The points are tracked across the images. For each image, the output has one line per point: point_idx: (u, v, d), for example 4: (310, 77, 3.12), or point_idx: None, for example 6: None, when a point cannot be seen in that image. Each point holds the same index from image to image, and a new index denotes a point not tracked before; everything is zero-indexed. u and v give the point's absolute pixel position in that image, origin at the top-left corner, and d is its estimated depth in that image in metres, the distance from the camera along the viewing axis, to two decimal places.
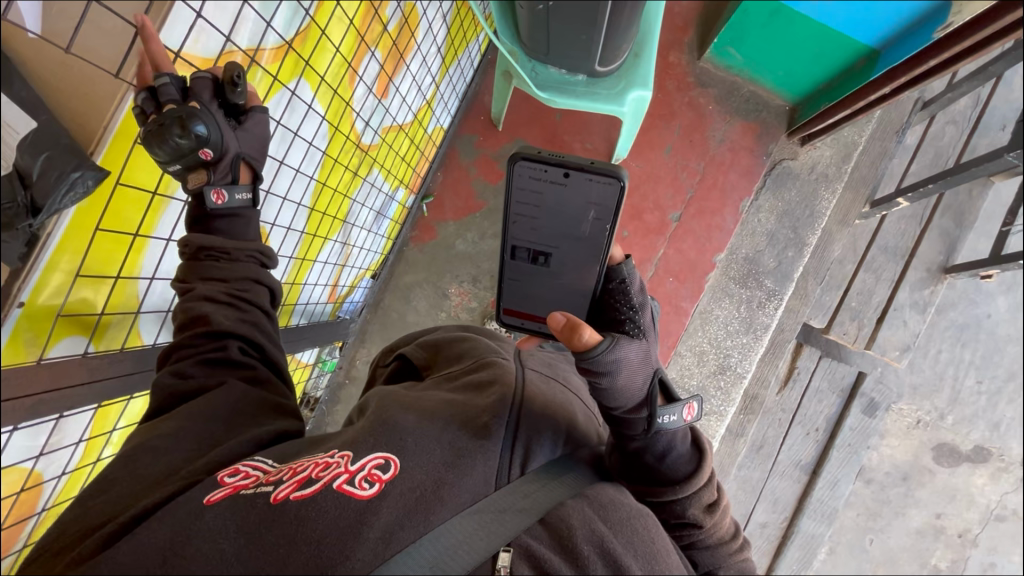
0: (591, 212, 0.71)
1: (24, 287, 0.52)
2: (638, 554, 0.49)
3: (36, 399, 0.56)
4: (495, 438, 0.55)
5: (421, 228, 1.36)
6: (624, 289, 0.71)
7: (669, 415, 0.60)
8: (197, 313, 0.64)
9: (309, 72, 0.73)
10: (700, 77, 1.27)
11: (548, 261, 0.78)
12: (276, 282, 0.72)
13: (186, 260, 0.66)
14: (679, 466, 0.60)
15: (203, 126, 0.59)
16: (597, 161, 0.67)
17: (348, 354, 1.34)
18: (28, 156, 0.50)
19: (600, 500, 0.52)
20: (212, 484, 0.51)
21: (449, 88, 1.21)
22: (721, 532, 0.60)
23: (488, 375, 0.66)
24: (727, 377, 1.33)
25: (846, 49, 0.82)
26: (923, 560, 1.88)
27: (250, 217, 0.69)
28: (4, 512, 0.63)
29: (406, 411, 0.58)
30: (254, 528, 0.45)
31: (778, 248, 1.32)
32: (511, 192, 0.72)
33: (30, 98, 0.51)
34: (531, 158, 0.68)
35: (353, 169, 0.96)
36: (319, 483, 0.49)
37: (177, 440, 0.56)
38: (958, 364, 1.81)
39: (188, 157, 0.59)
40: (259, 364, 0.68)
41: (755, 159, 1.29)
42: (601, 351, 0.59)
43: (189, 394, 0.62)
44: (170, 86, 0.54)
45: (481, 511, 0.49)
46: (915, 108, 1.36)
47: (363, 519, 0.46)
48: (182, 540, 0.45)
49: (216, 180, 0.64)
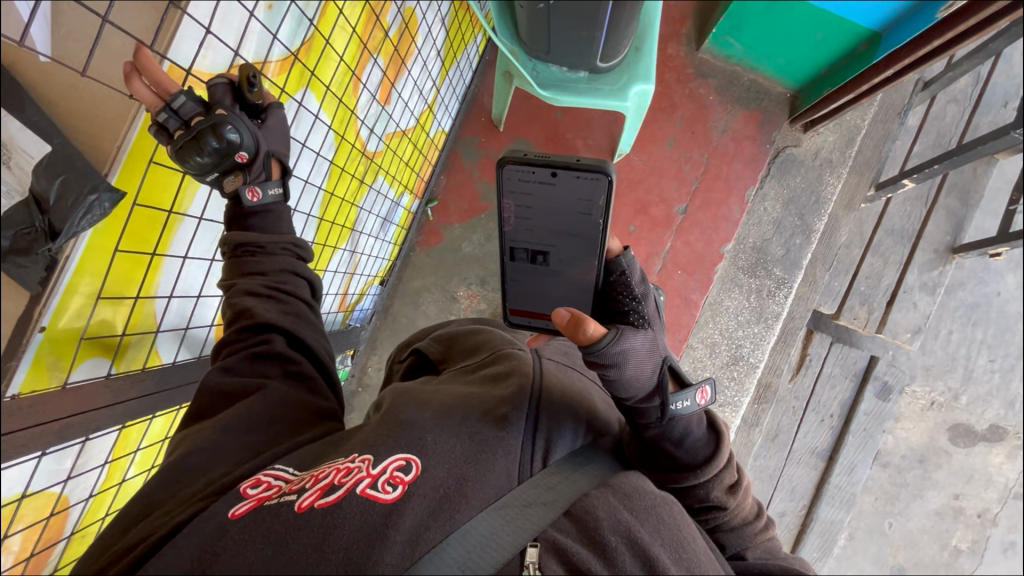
0: (581, 209, 0.68)
1: (45, 311, 0.52)
2: (665, 542, 0.48)
3: (61, 424, 0.57)
4: (514, 429, 0.54)
5: (426, 233, 1.35)
6: (625, 281, 0.68)
7: (682, 401, 0.59)
8: (241, 307, 0.63)
9: (315, 82, 0.73)
10: (700, 68, 1.25)
11: (546, 259, 0.75)
12: (313, 273, 0.71)
13: (228, 260, 0.66)
14: (698, 450, 0.59)
15: (234, 131, 0.58)
16: (583, 158, 0.64)
17: (360, 361, 1.34)
18: (44, 180, 0.51)
19: (624, 489, 0.52)
20: (235, 497, 0.49)
21: (450, 91, 1.21)
22: (744, 512, 0.60)
23: (505, 367, 0.65)
24: (740, 368, 1.32)
25: (846, 35, 0.73)
26: (943, 542, 1.87)
27: (281, 212, 0.68)
28: (33, 537, 0.63)
29: (421, 408, 0.57)
30: (279, 538, 0.44)
31: (786, 236, 1.32)
32: (504, 196, 0.70)
33: (42, 121, 0.52)
34: (516, 160, 0.66)
35: (359, 177, 0.96)
36: (342, 489, 0.47)
37: (217, 451, 0.55)
38: (969, 344, 1.81)
39: (223, 163, 0.60)
40: (303, 358, 0.66)
41: (758, 148, 1.28)
42: (606, 343, 0.55)
43: (233, 390, 0.61)
44: (188, 104, 0.54)
45: (506, 506, 0.48)
46: (915, 89, 1.36)
47: (389, 522, 0.45)
48: (210, 558, 0.43)
49: (251, 179, 0.63)
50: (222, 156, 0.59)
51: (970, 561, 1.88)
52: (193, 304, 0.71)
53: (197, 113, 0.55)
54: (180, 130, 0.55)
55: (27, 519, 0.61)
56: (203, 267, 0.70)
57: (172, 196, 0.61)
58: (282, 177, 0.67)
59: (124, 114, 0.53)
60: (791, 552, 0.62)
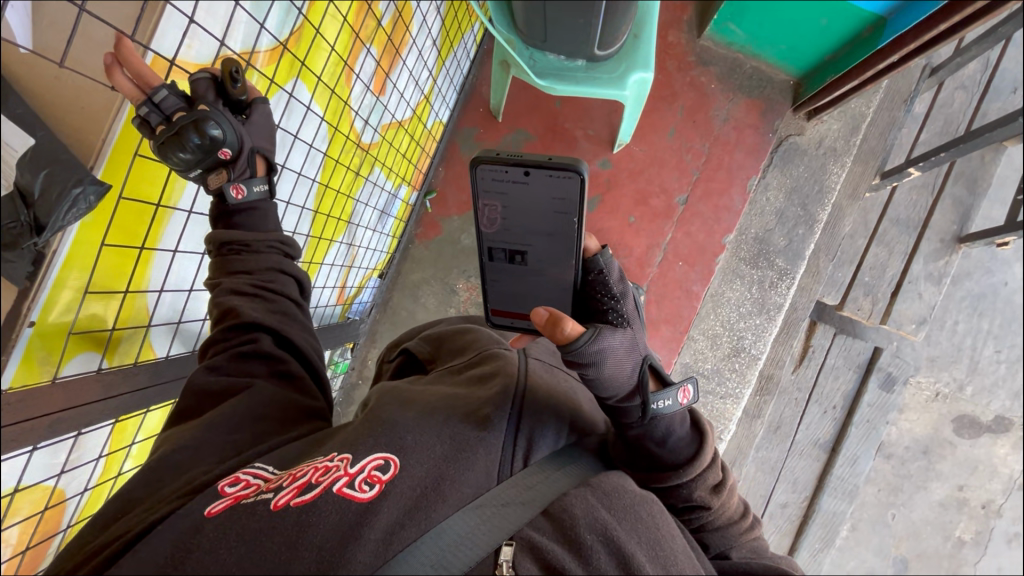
0: (556, 208, 0.67)
1: (35, 305, 0.52)
2: (642, 540, 0.47)
3: (53, 418, 0.56)
4: (496, 429, 0.54)
5: (425, 225, 1.35)
6: (602, 280, 0.66)
7: (664, 400, 0.57)
8: (227, 306, 0.63)
9: (306, 72, 0.72)
10: (701, 56, 1.23)
11: (524, 259, 0.74)
12: (300, 272, 0.71)
13: (214, 259, 0.65)
14: (680, 450, 0.58)
15: (217, 127, 0.58)
16: (555, 157, 0.62)
17: (360, 354, 1.34)
18: (28, 173, 0.50)
19: (603, 487, 0.51)
20: (212, 495, 0.48)
21: (447, 81, 1.19)
22: (730, 511, 0.59)
23: (490, 368, 0.64)
24: (741, 360, 1.31)
25: (851, 19, 0.70)
26: (946, 533, 1.86)
27: (268, 209, 0.67)
28: (29, 530, 0.63)
29: (404, 408, 0.57)
30: (253, 536, 0.43)
31: (788, 226, 1.30)
32: (477, 197, 0.68)
33: (25, 114, 0.50)
34: (489, 160, 0.64)
35: (355, 168, 0.95)
36: (319, 487, 0.47)
37: (200, 449, 0.54)
38: (976, 334, 1.80)
39: (206, 159, 0.59)
40: (290, 358, 0.66)
41: (761, 136, 1.26)
42: (584, 342, 0.54)
43: (220, 388, 0.60)
44: (170, 99, 0.54)
45: (483, 505, 0.47)
46: (923, 75, 1.34)
47: (364, 520, 0.44)
48: (182, 556, 0.43)
49: (235, 176, 0.63)
50: (205, 152, 0.58)
51: (973, 552, 1.87)
52: (185, 298, 0.71)
53: (179, 108, 0.55)
54: (163, 125, 0.55)
55: (23, 513, 0.61)
56: (194, 262, 0.70)
57: (160, 190, 0.61)
58: (267, 173, 0.67)
59: (108, 106, 0.53)
60: (777, 551, 0.61)
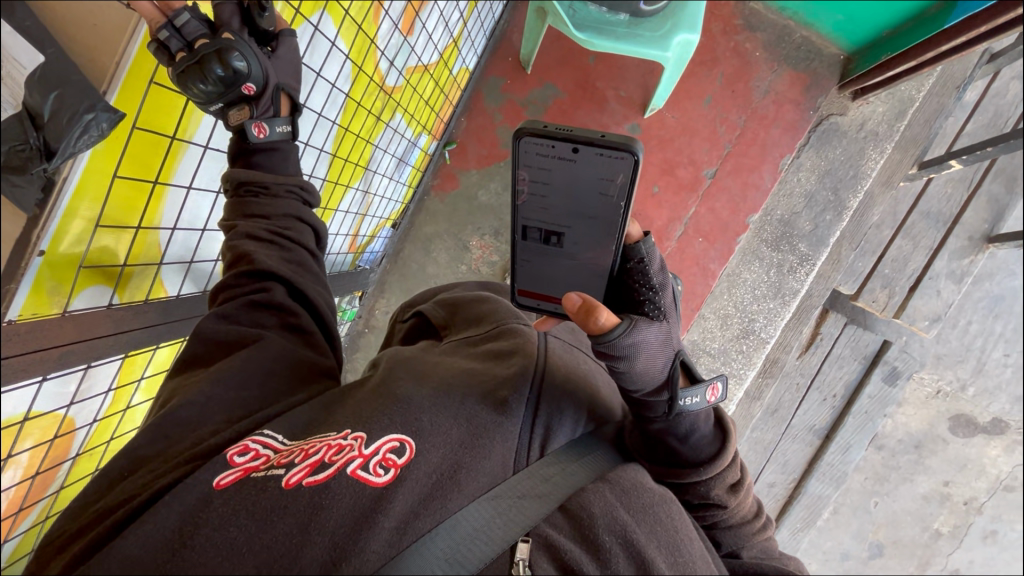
0: (601, 190, 0.62)
1: (44, 235, 0.50)
2: (661, 544, 0.47)
3: (64, 349, 0.55)
4: (513, 415, 0.52)
5: (442, 177, 1.30)
6: (643, 269, 0.62)
7: (691, 397, 0.56)
8: (241, 250, 0.61)
9: (332, 4, 0.68)
10: (748, 19, 1.18)
11: (561, 242, 0.69)
12: (318, 221, 0.68)
13: (230, 200, 0.63)
14: (702, 448, 0.57)
15: (241, 60, 0.54)
16: (609, 133, 0.58)
17: (366, 304, 1.32)
18: (39, 94, 0.47)
19: (622, 484, 0.50)
20: (221, 465, 0.47)
21: (477, 25, 1.12)
22: (744, 511, 0.58)
23: (508, 345, 0.62)
24: (750, 341, 1.28)
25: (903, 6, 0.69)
26: (925, 524, 1.90)
27: (289, 151, 0.64)
28: (39, 456, 0.63)
29: (419, 384, 0.55)
30: (266, 514, 0.42)
31: (816, 210, 1.25)
32: (517, 169, 0.64)
33: (34, 28, 0.45)
34: (536, 132, 0.59)
35: (376, 113, 0.90)
36: (332, 468, 0.45)
37: (208, 407, 0.53)
38: (987, 336, 1.79)
39: (228, 94, 0.55)
40: (302, 311, 0.64)
41: (801, 113, 1.21)
42: (618, 334, 0.53)
43: (229, 339, 0.59)
44: (192, 23, 0.51)
45: (499, 497, 0.46)
46: (981, 61, 1.26)
47: (379, 507, 0.43)
48: (191, 530, 0.42)
49: (258, 114, 0.60)
50: (227, 86, 0.54)
51: (949, 544, 1.91)
52: (197, 237, 0.70)
53: (201, 35, 0.52)
54: (183, 53, 0.51)
55: (30, 441, 0.61)
56: (208, 199, 0.68)
57: (176, 122, 0.58)
58: (291, 113, 0.64)
59: (123, 27, 0.48)
60: (786, 552, 0.61)
